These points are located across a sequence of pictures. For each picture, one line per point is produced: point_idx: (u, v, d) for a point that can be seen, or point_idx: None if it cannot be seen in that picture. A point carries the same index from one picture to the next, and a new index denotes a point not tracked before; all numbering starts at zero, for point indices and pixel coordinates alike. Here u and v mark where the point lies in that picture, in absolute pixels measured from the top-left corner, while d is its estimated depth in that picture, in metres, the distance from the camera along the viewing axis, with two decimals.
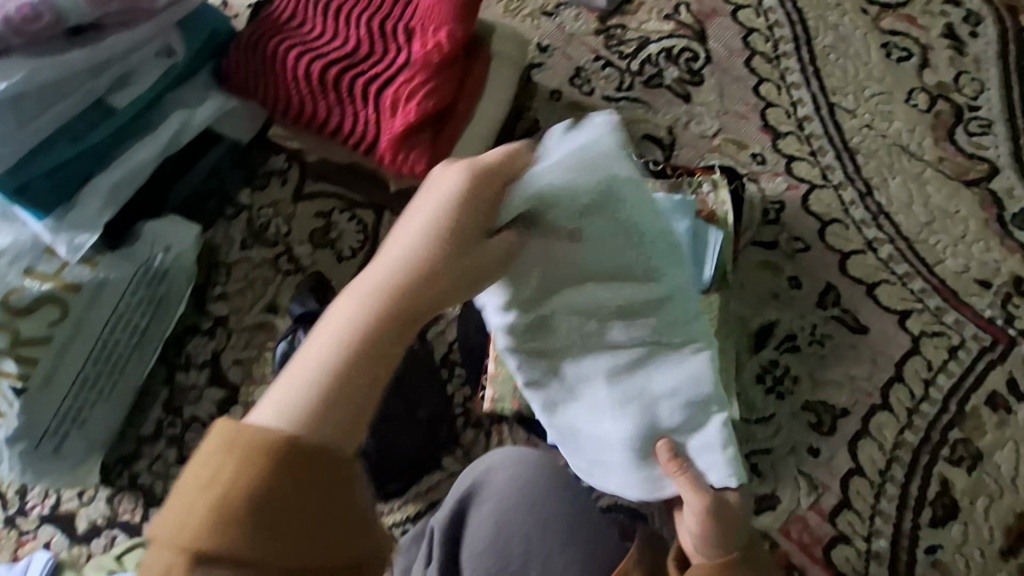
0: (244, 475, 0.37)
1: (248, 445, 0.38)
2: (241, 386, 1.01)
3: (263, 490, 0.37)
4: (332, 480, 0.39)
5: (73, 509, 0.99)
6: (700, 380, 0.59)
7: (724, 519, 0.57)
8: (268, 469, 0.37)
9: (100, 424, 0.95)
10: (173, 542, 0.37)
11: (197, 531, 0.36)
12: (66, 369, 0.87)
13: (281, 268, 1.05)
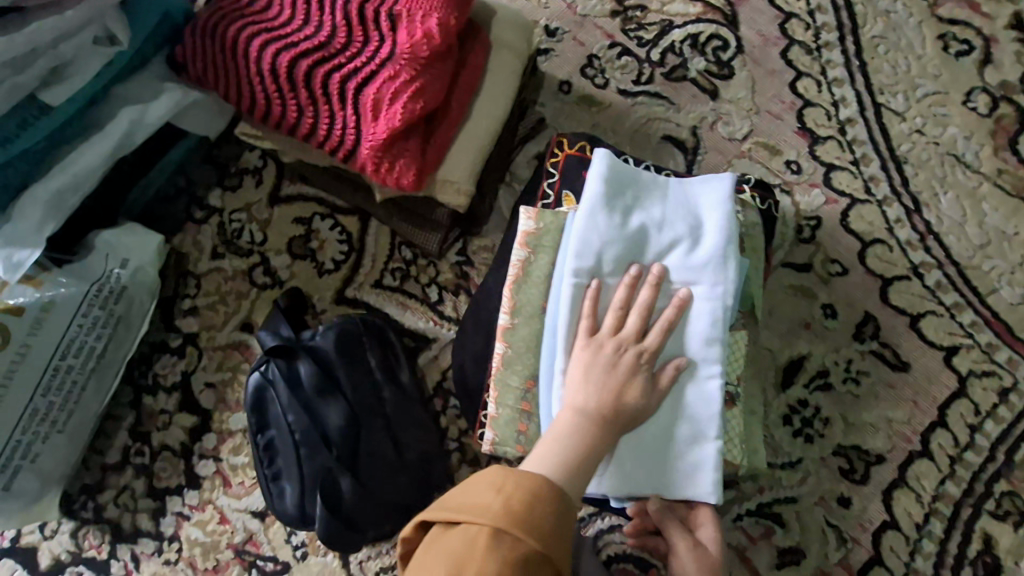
0: (523, 506, 0.50)
1: (524, 483, 0.52)
2: (215, 411, 0.91)
3: (530, 525, 0.50)
4: (568, 523, 0.53)
5: (36, 541, 0.89)
6: (702, 406, 0.65)
7: (707, 560, 0.71)
8: (536, 508, 0.51)
9: (58, 458, 0.85)
10: (465, 555, 0.48)
11: (489, 549, 0.48)
12: (15, 397, 0.80)
13: (256, 282, 0.95)
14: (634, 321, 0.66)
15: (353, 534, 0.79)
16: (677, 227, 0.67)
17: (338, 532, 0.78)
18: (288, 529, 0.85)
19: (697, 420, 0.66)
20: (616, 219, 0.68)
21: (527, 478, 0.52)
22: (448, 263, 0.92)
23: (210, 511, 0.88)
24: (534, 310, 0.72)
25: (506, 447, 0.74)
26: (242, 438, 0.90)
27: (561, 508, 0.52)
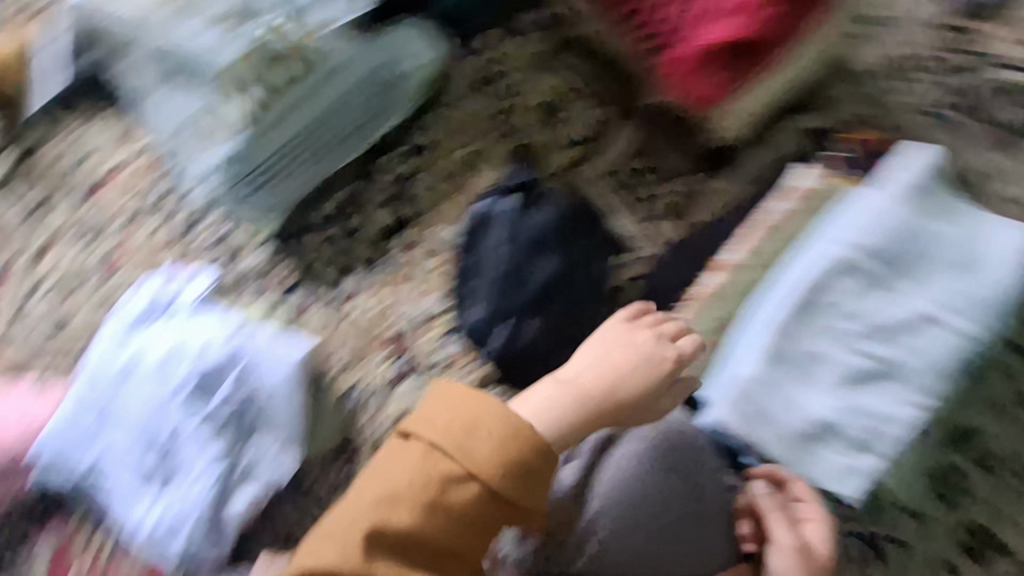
0: (487, 439, 0.64)
1: (494, 426, 0.65)
2: (422, 215, 0.99)
3: (461, 440, 0.64)
4: (546, 461, 0.65)
5: (240, 245, 0.98)
6: (896, 416, 0.74)
7: (815, 558, 0.71)
8: (496, 442, 0.64)
9: (294, 189, 0.98)
10: (421, 451, 0.65)
11: (399, 542, 0.64)
12: (288, 126, 0.96)
13: (495, 127, 1.00)
14: (878, 314, 0.76)
15: (511, 371, 0.87)
16: (950, 261, 0.77)
17: (507, 361, 0.86)
18: (442, 340, 0.93)
19: (887, 429, 0.74)
20: (904, 228, 0.78)
21: (497, 413, 0.65)
22: (673, 188, 0.94)
23: (384, 297, 0.97)
24: (768, 258, 0.82)
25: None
26: (432, 251, 0.97)
27: (515, 443, 0.64)
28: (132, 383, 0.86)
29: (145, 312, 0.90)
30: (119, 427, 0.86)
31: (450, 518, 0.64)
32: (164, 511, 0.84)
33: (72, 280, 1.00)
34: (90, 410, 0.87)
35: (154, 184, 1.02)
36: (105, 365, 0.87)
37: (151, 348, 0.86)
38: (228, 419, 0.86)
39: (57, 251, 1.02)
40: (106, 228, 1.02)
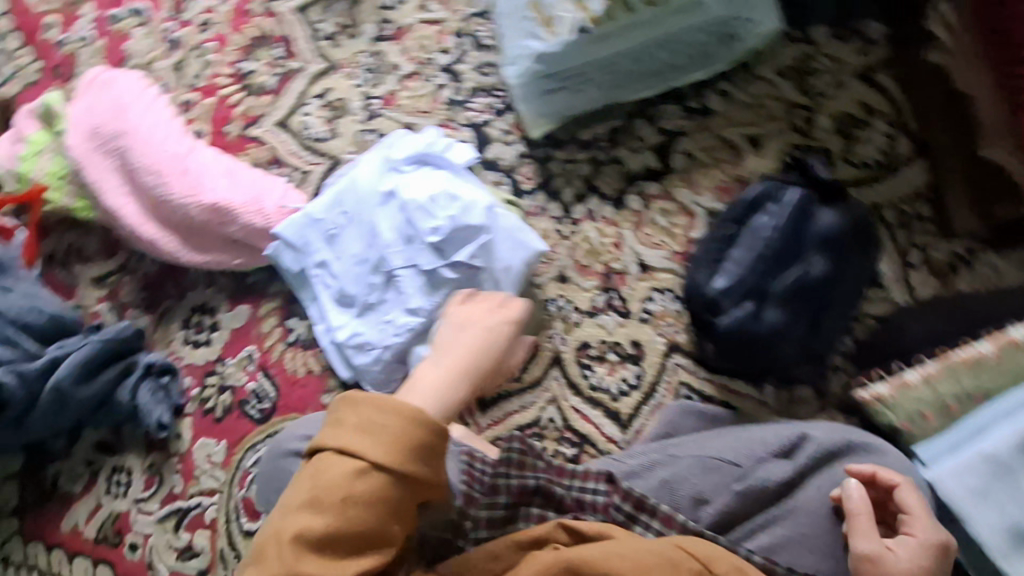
0: (384, 441, 0.67)
1: (392, 424, 0.68)
2: (673, 174, 0.98)
3: (365, 435, 0.67)
4: (438, 440, 0.69)
5: (494, 137, 1.03)
6: None
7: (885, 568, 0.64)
8: (380, 474, 0.67)
9: (582, 103, 0.95)
10: (325, 482, 0.66)
11: (316, 526, 0.65)
12: (611, 45, 0.87)
13: (789, 119, 0.97)
14: None
15: (729, 357, 0.85)
16: None
17: (731, 345, 0.82)
18: (650, 294, 0.95)
19: None
20: None
21: (396, 409, 0.68)
22: (949, 247, 0.90)
23: (614, 232, 0.98)
24: None
25: (887, 413, 0.80)
26: (675, 209, 0.97)
27: (415, 434, 0.68)
28: (380, 214, 0.94)
29: (413, 159, 0.95)
30: (358, 245, 0.96)
31: (365, 508, 0.66)
32: (366, 329, 0.94)
33: (345, 107, 1.10)
34: (339, 220, 0.97)
35: (443, 52, 1.08)
36: (365, 188, 0.96)
37: (410, 192, 0.92)
38: (442, 285, 0.89)
39: (340, 78, 1.11)
40: (388, 73, 1.10)
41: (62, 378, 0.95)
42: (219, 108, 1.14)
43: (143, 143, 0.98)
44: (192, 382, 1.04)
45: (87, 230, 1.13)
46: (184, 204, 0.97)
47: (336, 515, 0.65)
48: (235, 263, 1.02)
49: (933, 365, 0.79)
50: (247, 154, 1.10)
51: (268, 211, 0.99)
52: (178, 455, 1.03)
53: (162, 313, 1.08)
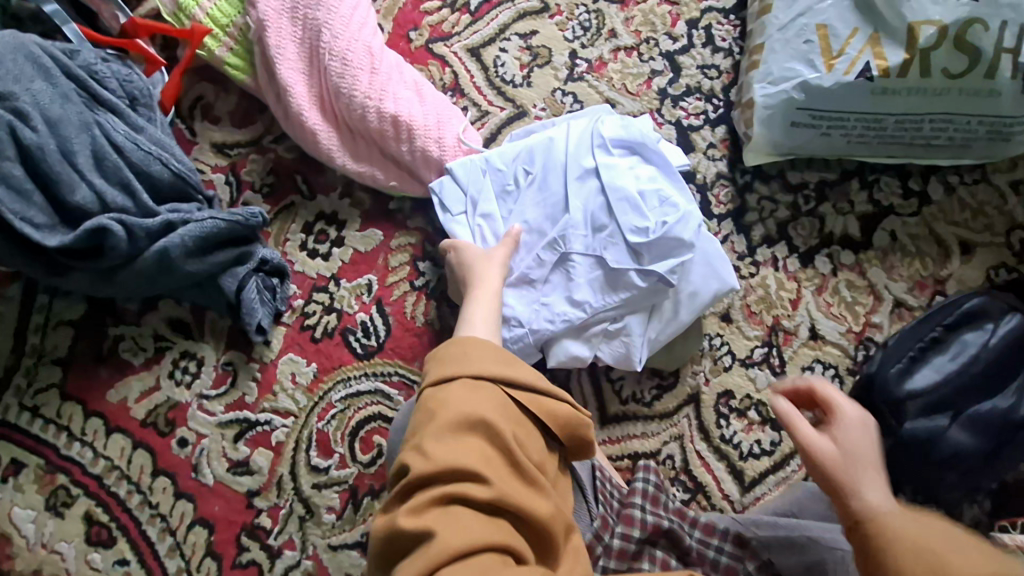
0: (485, 353, 0.62)
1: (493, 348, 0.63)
2: (873, 248, 0.92)
3: (471, 356, 0.62)
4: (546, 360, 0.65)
5: (698, 146, 0.95)
6: None
7: (845, 459, 0.59)
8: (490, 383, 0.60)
9: (818, 150, 0.87)
10: (441, 397, 0.59)
11: (449, 429, 0.56)
12: (886, 102, 0.79)
13: (1009, 236, 0.91)
14: None
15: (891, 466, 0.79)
16: None
17: (902, 454, 0.76)
18: (812, 363, 0.89)
19: None
20: None
21: (479, 338, 0.64)
22: None
23: (794, 288, 0.91)
24: None
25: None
26: (862, 287, 0.91)
27: (510, 351, 0.64)
28: (575, 189, 0.84)
29: (622, 146, 0.86)
30: (535, 212, 0.85)
31: (499, 409, 0.58)
32: (513, 302, 0.83)
33: (547, 57, 1.00)
34: (522, 178, 0.87)
35: (670, 36, 0.99)
36: (565, 155, 0.86)
37: (615, 181, 0.83)
38: (623, 289, 0.81)
39: (550, 24, 1.01)
40: (603, 38, 1.00)
41: (175, 244, 0.85)
42: (408, 10, 1.02)
43: (343, 25, 0.88)
44: (297, 292, 0.95)
45: (225, 89, 1.00)
46: (364, 105, 0.88)
47: (463, 411, 0.57)
48: (389, 185, 0.92)
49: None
50: (426, 71, 1.00)
51: (447, 142, 0.90)
52: (259, 362, 0.94)
53: (283, 206, 0.97)
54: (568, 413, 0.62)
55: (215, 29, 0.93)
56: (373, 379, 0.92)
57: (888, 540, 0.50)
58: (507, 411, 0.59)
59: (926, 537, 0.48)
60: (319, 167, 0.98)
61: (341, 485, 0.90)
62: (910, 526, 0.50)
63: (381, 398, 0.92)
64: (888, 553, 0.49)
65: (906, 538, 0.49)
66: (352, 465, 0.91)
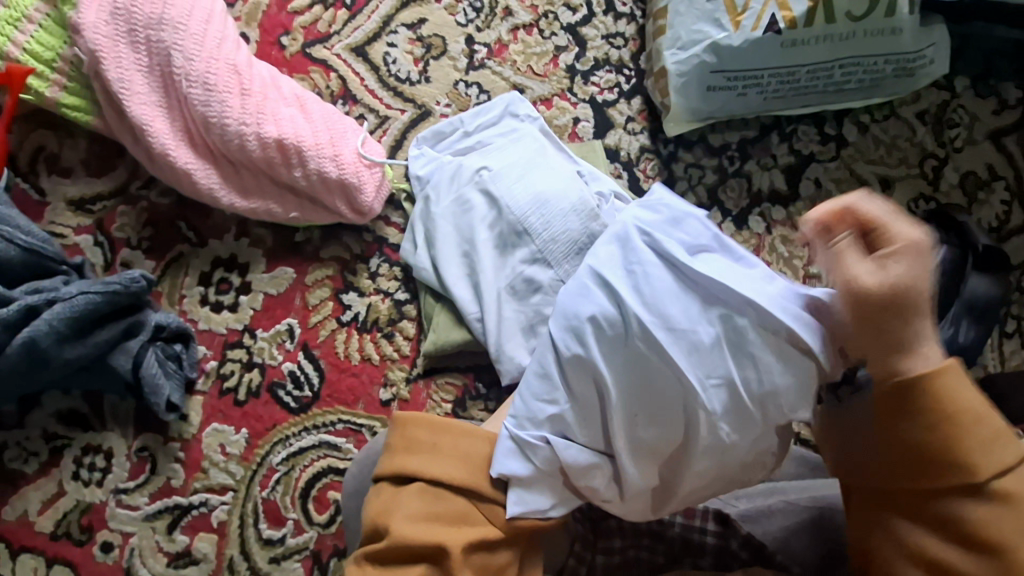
0: (456, 457, 0.58)
1: (468, 449, 0.58)
2: (800, 201, 0.92)
3: (441, 458, 0.58)
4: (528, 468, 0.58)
5: (617, 120, 0.91)
6: None
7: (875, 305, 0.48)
8: (453, 490, 0.57)
9: (737, 110, 0.86)
10: (392, 505, 0.56)
11: (394, 547, 0.54)
12: (796, 53, 0.79)
13: (921, 166, 0.94)
14: None
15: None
16: None
17: None
18: None
19: None
20: None
21: (456, 425, 0.59)
22: None
23: None
24: None
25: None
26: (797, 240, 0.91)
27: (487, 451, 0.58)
28: (661, 311, 0.55)
29: (691, 224, 0.60)
30: (481, 204, 0.81)
31: (455, 532, 0.55)
32: (466, 299, 0.81)
33: (441, 47, 0.92)
34: (473, 175, 0.83)
35: (568, 8, 0.94)
36: (511, 149, 0.84)
37: (556, 169, 0.81)
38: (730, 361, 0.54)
39: (438, 9, 0.93)
40: (499, 18, 0.93)
41: (42, 333, 0.71)
42: (273, 12, 0.90)
43: (202, 44, 0.75)
44: (208, 353, 0.84)
45: (71, 134, 0.86)
46: (241, 133, 0.76)
47: (411, 532, 0.54)
48: (290, 217, 0.81)
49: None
50: (308, 80, 0.89)
51: (346, 158, 0.80)
52: (180, 441, 0.83)
53: (171, 259, 0.85)
54: (532, 526, 0.57)
55: (39, 66, 0.77)
56: (314, 432, 0.83)
57: (936, 404, 0.47)
58: (464, 530, 0.55)
59: (973, 409, 0.47)
60: (205, 208, 0.86)
61: (302, 553, 0.81)
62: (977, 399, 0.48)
63: (328, 450, 0.83)
64: (941, 424, 0.47)
65: (963, 413, 0.47)
66: (310, 529, 0.82)
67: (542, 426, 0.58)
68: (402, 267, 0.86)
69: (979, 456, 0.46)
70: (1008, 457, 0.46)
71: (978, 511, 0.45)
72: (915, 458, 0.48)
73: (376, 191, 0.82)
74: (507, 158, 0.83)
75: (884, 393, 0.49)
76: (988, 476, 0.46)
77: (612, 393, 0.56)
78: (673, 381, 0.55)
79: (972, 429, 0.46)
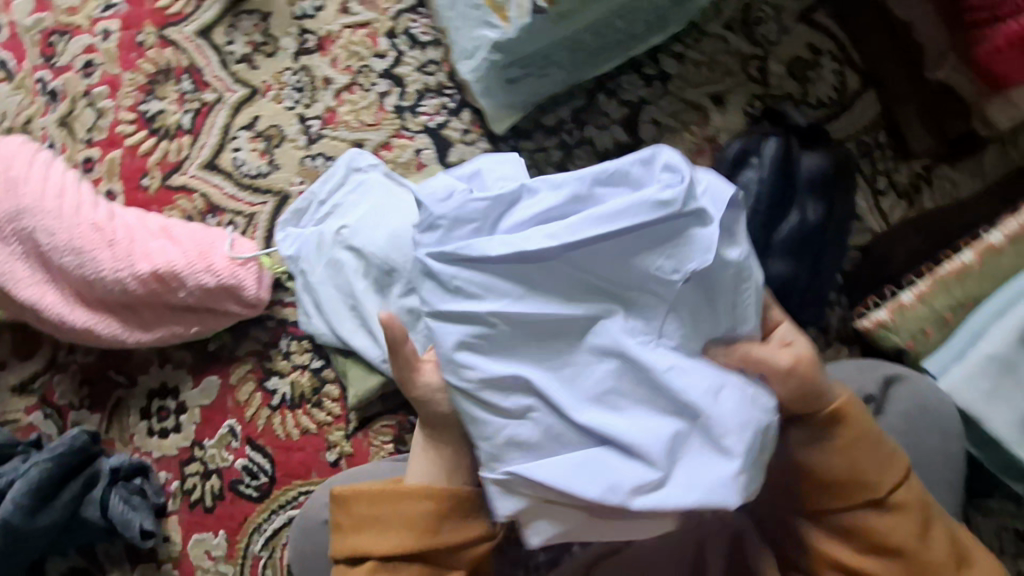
0: (393, 528, 0.63)
1: (403, 514, 0.63)
2: (645, 145, 0.95)
3: (381, 533, 0.63)
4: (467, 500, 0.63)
5: (454, 138, 0.97)
6: None
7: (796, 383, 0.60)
8: (401, 559, 0.62)
9: (547, 86, 0.91)
10: None
11: None
12: (572, 21, 0.80)
13: (745, 71, 0.97)
14: None
15: None
16: None
17: None
18: None
19: None
20: None
21: (389, 496, 0.63)
22: (910, 167, 0.94)
23: None
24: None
25: (892, 335, 0.81)
26: None
27: (418, 509, 0.62)
28: (524, 287, 0.59)
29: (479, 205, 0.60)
30: (348, 259, 0.87)
31: None
32: (367, 347, 0.86)
33: (280, 134, 0.99)
34: (334, 236, 0.89)
35: (378, 56, 1.00)
36: (359, 200, 0.90)
37: (397, 204, 0.87)
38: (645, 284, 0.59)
39: (267, 102, 1.00)
40: (321, 88, 1.00)
41: (10, 512, 0.79)
42: (127, 161, 0.99)
43: (60, 217, 0.85)
44: (169, 476, 0.91)
45: None
46: (118, 279, 0.84)
47: None
48: (192, 332, 0.89)
49: (924, 283, 0.80)
50: (176, 207, 0.98)
51: (218, 265, 0.87)
52: (171, 561, 0.90)
53: (112, 406, 0.93)
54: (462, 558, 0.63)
55: None
56: (281, 512, 0.89)
57: (846, 437, 0.61)
58: None
59: (872, 434, 0.62)
60: (125, 350, 0.94)
61: None
62: (861, 418, 0.62)
63: None
64: (846, 450, 0.61)
65: (858, 442, 0.61)
66: None
67: (506, 459, 0.58)
68: (308, 339, 0.93)
69: (874, 477, 0.61)
70: (895, 471, 0.62)
71: (886, 520, 0.61)
72: (841, 486, 0.62)
73: (257, 283, 0.89)
74: (359, 208, 0.89)
75: (807, 436, 0.63)
76: (886, 490, 0.61)
77: (540, 384, 0.58)
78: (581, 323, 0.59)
79: (866, 454, 0.61)
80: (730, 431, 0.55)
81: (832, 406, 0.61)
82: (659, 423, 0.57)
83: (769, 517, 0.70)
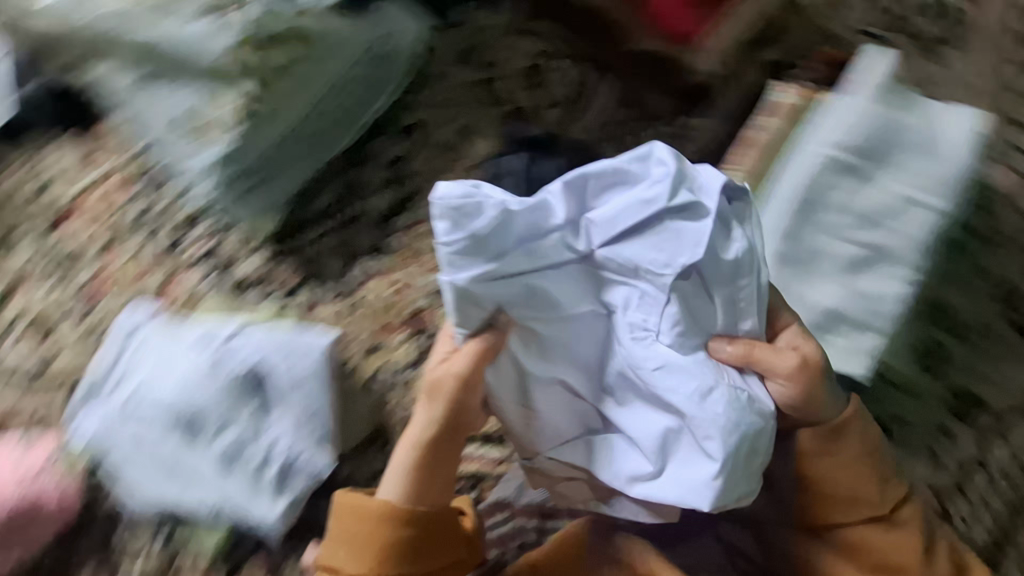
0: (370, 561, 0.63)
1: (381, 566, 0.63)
2: (417, 197, 0.98)
3: (352, 553, 0.64)
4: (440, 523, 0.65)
5: (233, 255, 0.91)
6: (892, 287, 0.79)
7: (813, 371, 0.62)
8: None
9: (287, 184, 0.93)
10: None
11: None
12: (280, 120, 0.88)
13: (483, 95, 1.01)
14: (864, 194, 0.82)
15: None
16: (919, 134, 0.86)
17: None
18: None
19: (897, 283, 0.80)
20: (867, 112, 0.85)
21: (372, 520, 0.64)
22: (668, 127, 0.97)
23: (394, 279, 0.93)
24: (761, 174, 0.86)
25: None
26: None
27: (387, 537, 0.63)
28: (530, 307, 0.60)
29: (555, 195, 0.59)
30: (144, 423, 0.77)
31: None
32: (193, 508, 0.77)
33: (49, 322, 0.90)
34: (121, 402, 0.78)
35: (126, 205, 0.95)
36: (143, 352, 0.81)
37: (184, 344, 0.80)
38: (703, 316, 0.60)
39: (22, 294, 0.92)
40: (78, 258, 0.93)
41: None
42: None
43: None
44: None
45: None
46: None
47: None
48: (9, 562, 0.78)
49: None
50: None
51: (13, 480, 0.77)
52: None
53: None
54: None
55: None
56: None
57: (847, 451, 0.66)
58: None
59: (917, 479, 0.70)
60: None
61: None
62: (864, 429, 0.67)
63: None
64: (871, 465, 0.66)
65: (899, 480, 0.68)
66: None
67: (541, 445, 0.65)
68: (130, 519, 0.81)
69: (911, 513, 0.68)
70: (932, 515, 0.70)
71: (892, 536, 0.66)
72: (863, 499, 0.66)
73: (63, 483, 0.79)
74: (147, 359, 0.80)
75: (859, 469, 0.66)
76: (891, 506, 0.67)
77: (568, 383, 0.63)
78: (597, 338, 0.62)
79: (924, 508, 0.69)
80: (717, 429, 0.56)
81: (832, 424, 0.65)
82: (668, 418, 0.59)
83: (754, 521, 0.73)
